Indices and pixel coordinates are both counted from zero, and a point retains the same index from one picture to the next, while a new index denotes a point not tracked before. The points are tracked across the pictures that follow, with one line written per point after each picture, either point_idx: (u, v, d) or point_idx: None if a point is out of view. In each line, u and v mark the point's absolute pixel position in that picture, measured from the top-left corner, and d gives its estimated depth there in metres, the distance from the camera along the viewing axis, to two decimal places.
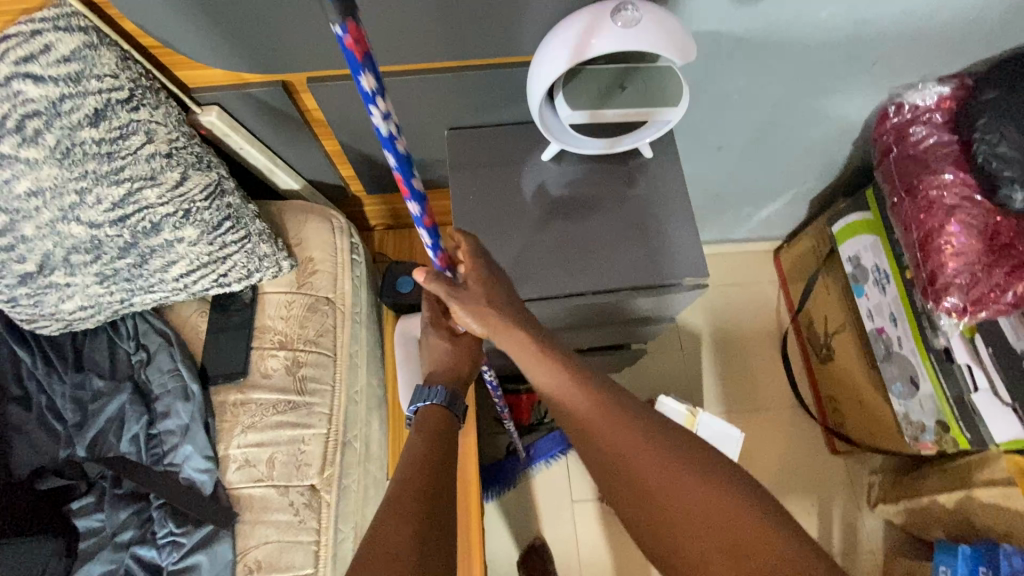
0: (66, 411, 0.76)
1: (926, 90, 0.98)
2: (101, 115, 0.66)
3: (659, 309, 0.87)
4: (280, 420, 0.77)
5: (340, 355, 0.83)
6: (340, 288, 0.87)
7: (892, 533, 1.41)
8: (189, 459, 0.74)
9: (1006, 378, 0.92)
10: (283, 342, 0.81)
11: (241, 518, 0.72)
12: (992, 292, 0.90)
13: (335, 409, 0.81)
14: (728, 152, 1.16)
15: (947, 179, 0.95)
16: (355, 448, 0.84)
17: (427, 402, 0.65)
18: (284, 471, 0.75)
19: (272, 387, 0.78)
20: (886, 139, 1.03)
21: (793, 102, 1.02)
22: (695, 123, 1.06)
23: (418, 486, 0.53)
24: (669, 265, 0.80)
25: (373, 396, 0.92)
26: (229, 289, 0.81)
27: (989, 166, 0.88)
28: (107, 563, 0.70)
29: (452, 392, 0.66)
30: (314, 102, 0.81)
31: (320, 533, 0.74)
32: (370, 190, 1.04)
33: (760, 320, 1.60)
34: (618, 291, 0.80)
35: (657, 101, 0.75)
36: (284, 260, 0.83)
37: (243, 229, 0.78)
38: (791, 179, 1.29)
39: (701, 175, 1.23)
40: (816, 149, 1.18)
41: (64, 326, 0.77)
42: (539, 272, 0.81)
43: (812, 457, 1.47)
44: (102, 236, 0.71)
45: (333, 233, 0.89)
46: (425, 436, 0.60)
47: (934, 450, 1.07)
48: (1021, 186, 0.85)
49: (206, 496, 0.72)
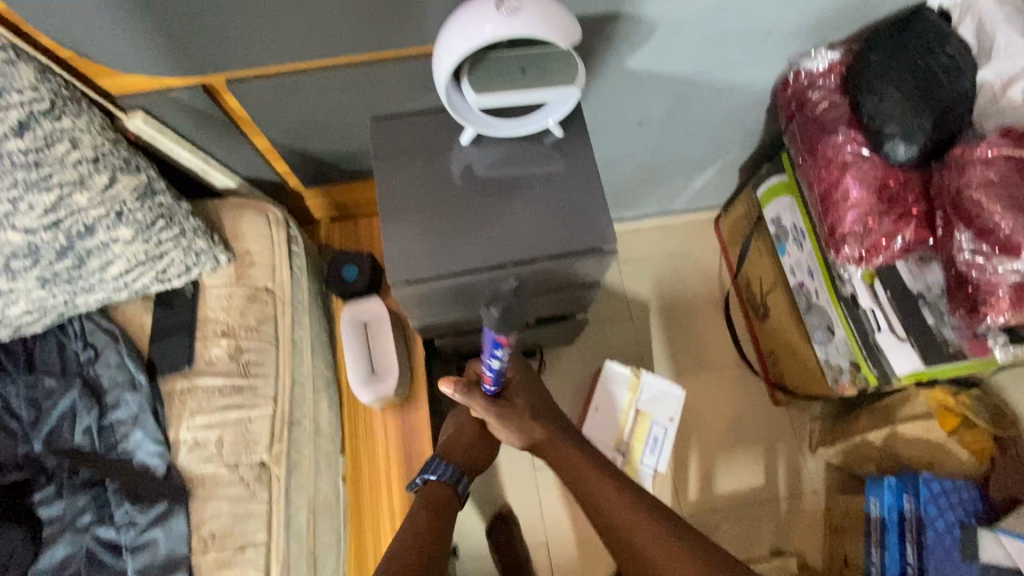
0: (21, 410, 0.81)
1: (820, 56, 1.05)
2: (25, 127, 0.68)
3: (579, 275, 0.94)
4: (226, 403, 0.82)
5: (281, 340, 0.89)
6: (279, 278, 0.92)
7: (832, 473, 1.52)
8: (142, 445, 0.79)
9: (901, 315, 1.02)
10: (225, 331, 0.86)
11: (194, 495, 0.78)
12: (884, 238, 0.98)
13: (280, 390, 0.86)
14: (649, 127, 1.23)
15: (842, 138, 1.02)
16: (305, 426, 0.89)
17: (439, 474, 0.97)
18: (234, 449, 0.81)
19: (217, 373, 0.84)
20: (788, 106, 1.10)
21: (700, 75, 1.09)
22: (613, 101, 1.12)
23: (434, 531, 0.88)
24: (579, 233, 0.87)
25: (321, 377, 0.98)
26: (170, 284, 0.86)
27: (874, 124, 0.96)
28: (69, 546, 0.75)
29: (458, 471, 0.99)
30: (237, 103, 0.86)
31: (271, 503, 0.80)
32: (308, 185, 1.09)
33: (704, 285, 1.68)
34: (537, 261, 0.87)
35: (557, 78, 0.80)
36: (221, 254, 0.88)
37: (178, 227, 0.83)
38: (716, 149, 1.37)
39: (628, 150, 1.30)
40: (731, 119, 1.25)
41: (13, 331, 0.81)
42: (462, 248, 0.86)
43: (757, 410, 1.57)
44: (38, 242, 0.74)
45: (269, 226, 0.94)
46: (424, 514, 0.91)
47: (852, 390, 1.16)
48: (902, 140, 0.94)
49: (160, 478, 0.78)
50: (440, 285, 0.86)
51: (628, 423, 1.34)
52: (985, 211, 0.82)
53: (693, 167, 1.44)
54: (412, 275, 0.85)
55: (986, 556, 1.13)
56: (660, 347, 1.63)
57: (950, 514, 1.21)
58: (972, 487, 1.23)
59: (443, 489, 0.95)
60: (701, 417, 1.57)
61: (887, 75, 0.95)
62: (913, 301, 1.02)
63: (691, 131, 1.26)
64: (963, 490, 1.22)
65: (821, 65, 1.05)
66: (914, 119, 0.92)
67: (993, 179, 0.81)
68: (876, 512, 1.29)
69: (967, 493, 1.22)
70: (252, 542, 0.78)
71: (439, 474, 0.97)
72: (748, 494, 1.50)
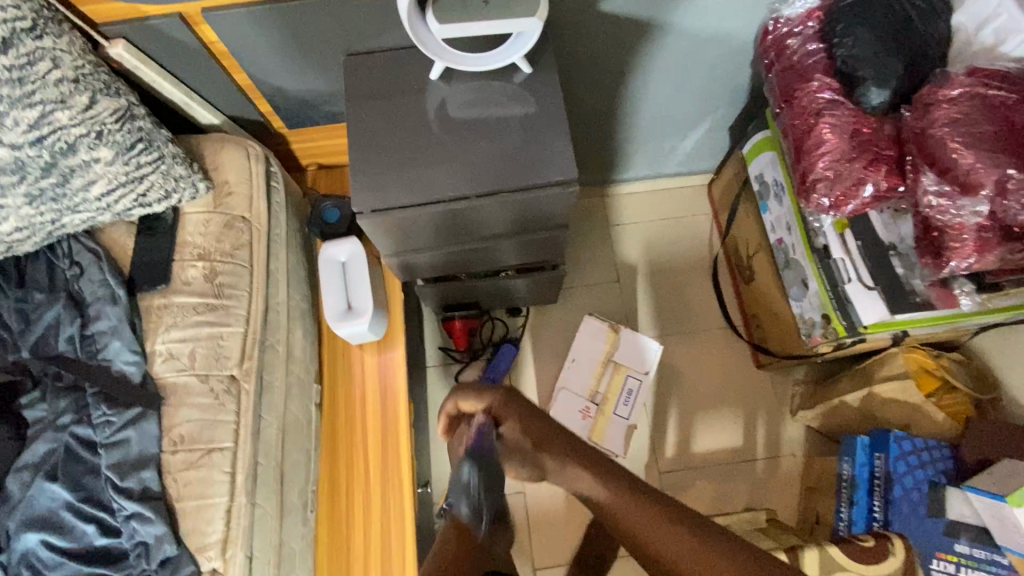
0: (11, 319, 0.86)
1: (796, 4, 1.05)
2: (8, 43, 0.73)
3: (545, 213, 0.96)
4: (200, 320, 0.87)
5: (255, 266, 0.93)
6: (255, 208, 0.96)
7: (812, 436, 1.52)
8: (119, 354, 0.84)
9: (869, 263, 1.02)
10: (202, 254, 0.91)
11: (166, 401, 0.83)
12: (854, 185, 0.96)
13: (252, 311, 0.91)
14: (630, 78, 1.23)
15: (817, 84, 1.00)
16: (276, 350, 0.94)
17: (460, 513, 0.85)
18: (205, 362, 0.86)
19: (192, 292, 0.89)
20: (768, 55, 1.09)
21: (676, 22, 1.10)
22: (591, 48, 1.13)
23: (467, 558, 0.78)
24: (542, 168, 0.89)
25: (297, 308, 1.02)
26: (151, 209, 0.90)
27: (846, 68, 0.95)
28: (50, 442, 0.81)
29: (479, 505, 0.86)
30: (214, 34, 0.89)
31: (239, 414, 0.85)
32: (290, 126, 1.12)
33: (693, 249, 1.68)
34: (500, 194, 0.89)
35: (517, 10, 0.82)
36: (199, 181, 0.92)
37: (156, 151, 0.87)
38: (701, 105, 1.36)
39: (611, 104, 1.31)
40: (713, 73, 1.25)
41: (6, 248, 0.87)
42: (427, 181, 0.89)
43: (740, 373, 1.58)
44: (24, 158, 0.80)
45: (248, 159, 0.98)
46: (451, 543, 0.80)
47: (824, 344, 1.16)
48: (873, 84, 0.93)
49: (135, 384, 0.83)
50: (406, 215, 0.89)
51: (605, 373, 1.51)
52: (952, 146, 0.82)
53: (680, 125, 1.43)
54: (377, 204, 0.88)
55: (952, 512, 1.16)
56: (646, 309, 1.63)
57: (920, 472, 1.21)
58: (944, 446, 1.23)
59: (466, 524, 0.83)
60: (683, 379, 1.58)
61: (861, 19, 0.95)
62: (885, 252, 1.02)
63: (673, 85, 1.26)
64: (934, 448, 1.22)
65: (799, 12, 1.05)
66: (886, 61, 0.92)
67: (960, 115, 0.82)
68: (848, 470, 1.30)
69: (940, 452, 1.22)
70: (220, 448, 0.83)
71: (460, 506, 0.86)
72: (726, 454, 1.51)
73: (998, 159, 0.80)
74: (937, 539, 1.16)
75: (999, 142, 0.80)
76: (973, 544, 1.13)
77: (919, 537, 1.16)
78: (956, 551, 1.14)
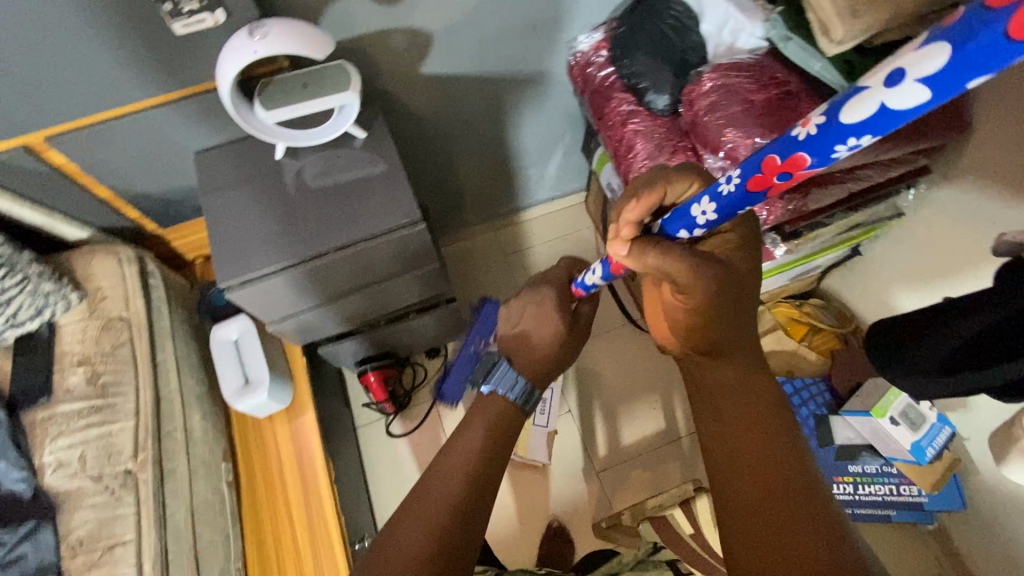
0: None
1: (586, 38, 1.25)
2: None
3: (406, 254, 1.07)
4: (86, 422, 0.91)
5: (138, 360, 0.97)
6: (132, 307, 1.01)
7: None
8: (6, 474, 0.86)
9: None
10: (82, 361, 0.95)
11: (60, 509, 0.86)
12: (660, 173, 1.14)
13: (141, 404, 0.94)
14: (474, 123, 1.38)
15: (619, 99, 1.19)
16: (174, 437, 0.96)
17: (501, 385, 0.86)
18: (97, 462, 0.89)
19: (75, 399, 0.92)
20: (579, 83, 1.27)
21: (494, 72, 1.26)
22: (428, 105, 1.27)
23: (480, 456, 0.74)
24: (387, 216, 1.01)
25: (194, 392, 1.06)
26: (25, 328, 0.94)
27: (631, 83, 1.16)
28: None
29: (528, 390, 0.86)
30: (63, 157, 0.97)
31: (139, 504, 0.88)
32: (164, 224, 1.19)
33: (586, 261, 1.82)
34: (352, 244, 1.00)
35: (332, 88, 0.95)
36: (70, 293, 0.97)
37: (19, 273, 0.91)
38: (549, 134, 1.53)
39: (466, 148, 1.45)
40: (546, 105, 1.42)
41: None
42: (282, 245, 0.99)
43: (651, 361, 1.69)
44: None
45: (118, 263, 1.03)
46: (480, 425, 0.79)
47: None
48: (652, 91, 1.13)
49: (27, 500, 0.86)
50: (268, 280, 0.98)
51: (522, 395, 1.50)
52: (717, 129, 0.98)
53: (537, 154, 1.60)
54: (239, 275, 0.98)
55: (839, 438, 1.30)
56: None
57: (804, 410, 1.34)
58: (820, 381, 1.38)
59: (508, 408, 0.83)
60: (600, 378, 1.68)
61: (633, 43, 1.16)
62: None
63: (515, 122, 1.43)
64: (812, 385, 1.37)
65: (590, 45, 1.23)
66: (660, 74, 1.12)
67: (716, 103, 0.99)
68: None
69: (817, 388, 1.37)
70: (122, 542, 0.85)
71: (502, 387, 0.85)
72: (653, 439, 1.61)
73: (752, 132, 0.95)
74: (830, 467, 1.29)
75: (750, 118, 0.96)
76: (861, 462, 1.27)
77: (817, 469, 1.29)
78: (850, 472, 1.27)
